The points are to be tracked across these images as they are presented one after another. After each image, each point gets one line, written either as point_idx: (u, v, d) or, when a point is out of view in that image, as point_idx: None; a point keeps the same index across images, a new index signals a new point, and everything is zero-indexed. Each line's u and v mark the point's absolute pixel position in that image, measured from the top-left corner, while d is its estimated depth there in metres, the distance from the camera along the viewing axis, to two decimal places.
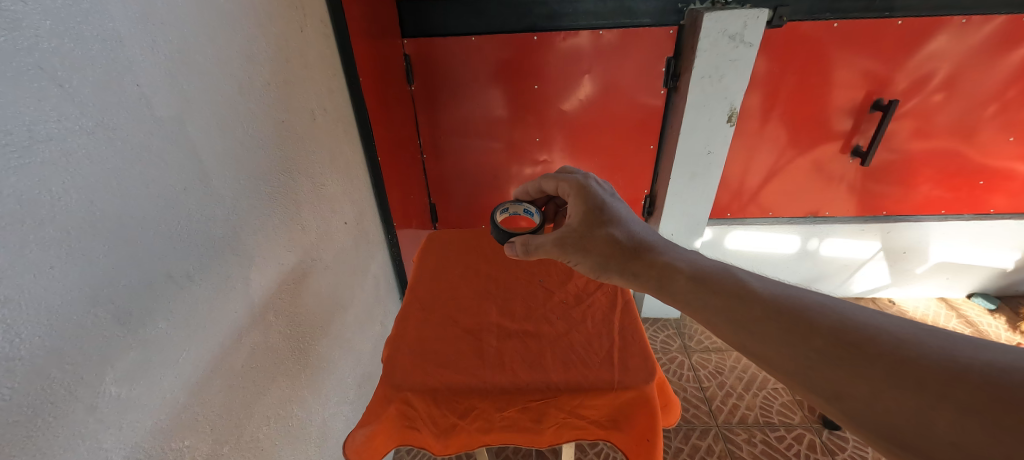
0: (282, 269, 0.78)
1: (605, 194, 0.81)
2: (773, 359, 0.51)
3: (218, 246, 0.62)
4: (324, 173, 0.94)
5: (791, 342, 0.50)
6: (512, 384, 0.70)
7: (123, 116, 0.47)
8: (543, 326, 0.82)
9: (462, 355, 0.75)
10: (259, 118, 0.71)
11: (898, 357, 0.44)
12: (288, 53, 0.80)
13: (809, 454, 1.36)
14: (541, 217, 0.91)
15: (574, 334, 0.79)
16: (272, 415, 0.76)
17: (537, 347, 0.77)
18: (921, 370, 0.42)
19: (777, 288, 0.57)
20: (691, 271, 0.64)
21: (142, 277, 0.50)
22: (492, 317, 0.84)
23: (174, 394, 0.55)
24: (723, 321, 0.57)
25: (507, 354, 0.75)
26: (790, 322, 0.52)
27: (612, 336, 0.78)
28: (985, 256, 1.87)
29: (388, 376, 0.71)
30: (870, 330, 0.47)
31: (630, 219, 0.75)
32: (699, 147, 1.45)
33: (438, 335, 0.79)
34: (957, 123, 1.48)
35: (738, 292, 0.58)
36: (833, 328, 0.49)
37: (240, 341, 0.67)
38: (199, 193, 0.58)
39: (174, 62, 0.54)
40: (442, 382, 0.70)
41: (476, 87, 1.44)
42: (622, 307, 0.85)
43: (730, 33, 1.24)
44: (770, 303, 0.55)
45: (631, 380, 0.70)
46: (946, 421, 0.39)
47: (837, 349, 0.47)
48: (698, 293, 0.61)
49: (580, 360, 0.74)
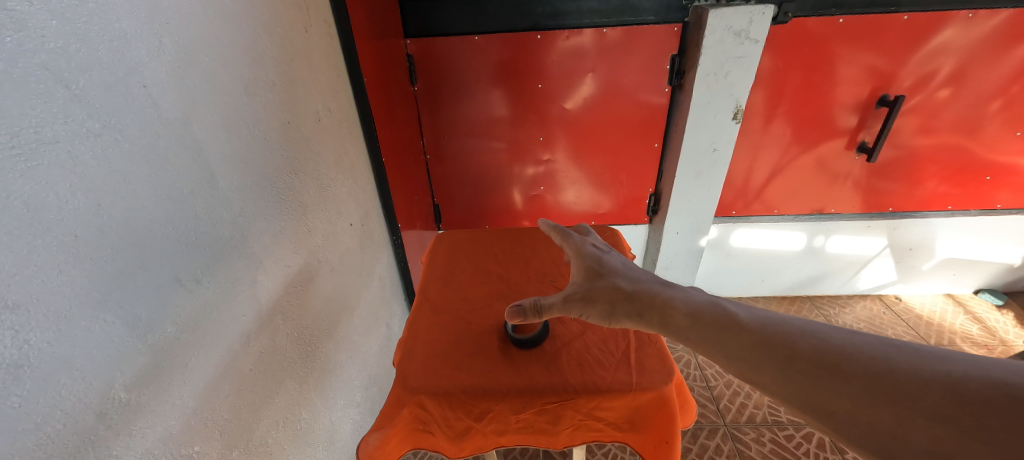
0: (290, 272, 0.77)
1: (600, 250, 0.78)
2: (765, 382, 0.49)
3: (225, 249, 0.61)
4: (329, 174, 0.93)
5: (777, 364, 0.49)
6: (528, 386, 0.69)
7: (131, 118, 0.46)
8: (556, 327, 0.81)
9: (476, 358, 0.74)
10: (263, 120, 0.70)
11: (872, 372, 0.43)
12: (293, 53, 0.79)
13: (818, 452, 1.35)
14: None
15: (588, 336, 0.78)
16: (281, 419, 0.74)
17: (550, 349, 0.76)
18: (891, 384, 0.42)
19: (763, 314, 0.55)
20: (688, 307, 0.60)
21: (151, 282, 0.49)
22: (504, 318, 0.83)
23: (183, 399, 0.54)
24: (722, 355, 0.54)
25: (521, 356, 0.74)
26: (774, 346, 0.50)
27: (627, 336, 0.77)
28: (991, 252, 1.86)
29: (402, 379, 0.70)
30: (846, 348, 0.46)
31: (629, 268, 0.72)
32: (705, 144, 1.43)
33: (452, 337, 0.78)
34: (962, 119, 1.47)
35: (730, 321, 0.56)
36: (814, 348, 0.48)
37: (249, 344, 0.66)
38: (207, 194, 0.57)
39: (179, 62, 0.53)
40: (456, 385, 0.69)
41: (479, 88, 1.44)
42: None
43: (735, 30, 1.22)
44: (757, 331, 0.53)
45: (649, 381, 0.69)
46: (920, 431, 0.39)
47: (819, 369, 0.46)
48: (698, 328, 0.57)
49: (596, 361, 0.73)
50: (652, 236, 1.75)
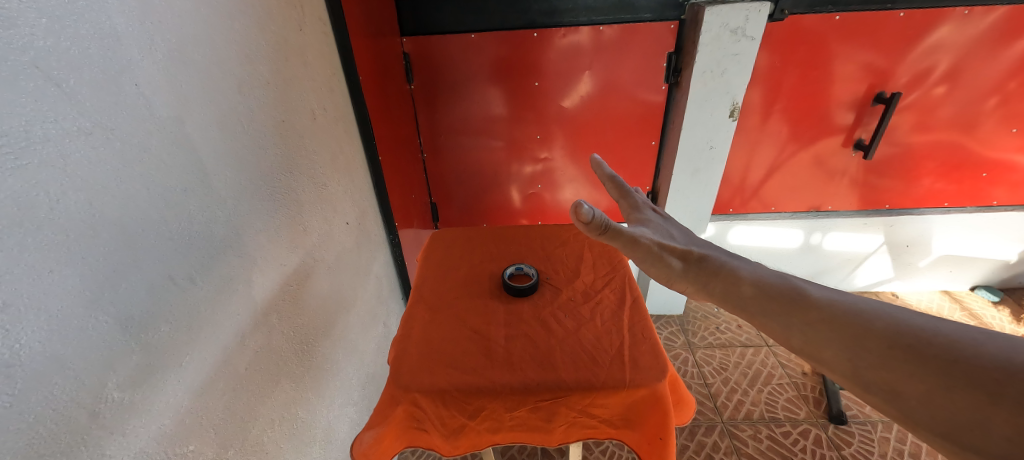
0: (285, 271, 0.78)
1: (663, 218, 0.76)
2: (828, 360, 0.46)
3: (220, 248, 0.61)
4: (325, 173, 0.93)
5: (845, 342, 0.45)
6: (522, 384, 0.69)
7: (123, 116, 0.46)
8: (550, 324, 0.80)
9: (470, 356, 0.74)
10: (258, 119, 0.70)
11: (953, 356, 0.38)
12: (287, 52, 0.79)
13: (815, 448, 1.35)
14: (536, 279, 0.89)
15: (582, 333, 0.78)
16: (276, 418, 0.74)
17: (544, 346, 0.76)
18: (975, 371, 0.37)
19: (837, 294, 0.51)
20: (755, 279, 0.57)
21: (144, 281, 0.49)
22: (499, 316, 0.83)
23: (177, 398, 0.53)
24: (782, 328, 0.50)
25: (515, 354, 0.74)
26: (843, 325, 0.46)
27: (622, 333, 0.77)
28: (988, 248, 1.85)
29: (395, 378, 0.70)
30: (926, 331, 0.42)
31: (693, 238, 0.70)
32: (702, 142, 1.43)
33: (445, 334, 0.78)
34: (958, 116, 1.48)
35: (796, 295, 0.52)
36: (889, 329, 0.44)
37: (244, 343, 0.66)
38: (201, 193, 0.57)
39: (171, 60, 0.53)
40: (451, 382, 0.69)
41: (476, 86, 1.43)
42: (631, 304, 0.85)
43: (732, 27, 1.22)
44: (828, 307, 0.49)
45: (642, 378, 0.69)
46: (999, 418, 0.34)
47: (894, 350, 0.42)
48: (763, 300, 0.54)
49: (590, 358, 0.73)
50: None
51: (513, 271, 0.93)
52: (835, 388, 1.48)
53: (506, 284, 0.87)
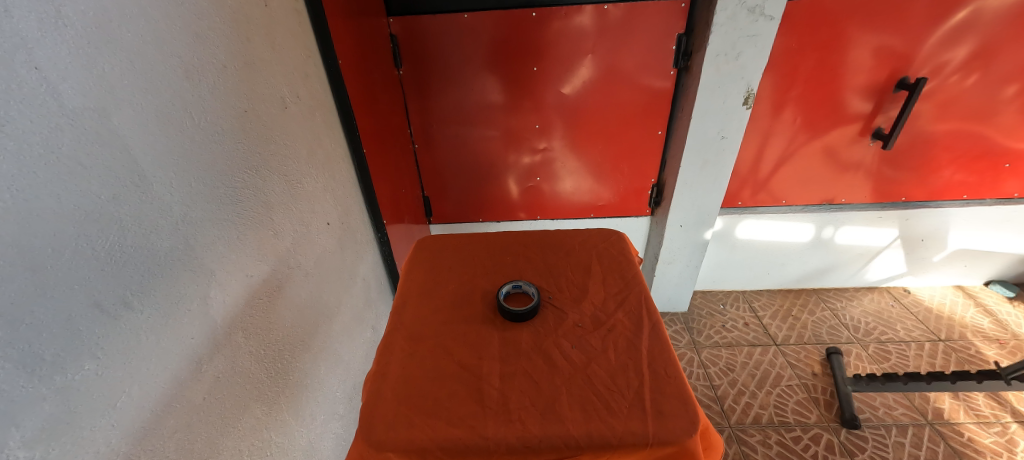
0: (252, 283, 0.69)
1: None
2: None
3: (165, 264, 0.52)
4: (300, 170, 0.84)
5: None
6: (521, 441, 0.60)
7: (18, 108, 0.37)
8: (557, 359, 0.72)
9: (458, 401, 0.66)
10: (213, 109, 0.60)
11: None
12: (249, 31, 0.69)
13: (826, 455, 1.28)
14: (537, 298, 0.81)
15: (593, 370, 0.69)
16: (246, 448, 0.65)
17: (548, 389, 0.67)
18: None
19: None
20: None
21: (58, 312, 0.40)
22: (494, 349, 0.74)
23: (111, 447, 0.45)
24: None
25: (513, 398, 0.66)
26: None
27: (640, 371, 0.69)
28: (1006, 242, 1.77)
29: (367, 430, 0.62)
30: None
31: None
32: (713, 131, 1.33)
33: (430, 373, 0.70)
34: (985, 104, 1.38)
35: None
36: None
37: (202, 370, 0.58)
38: (137, 198, 0.48)
39: (90, 40, 0.43)
40: (435, 438, 0.60)
41: (470, 72, 1.33)
42: (650, 330, 0.76)
43: (750, 6, 1.11)
44: None
45: (669, 434, 0.60)
46: None
47: None
48: None
49: (603, 405, 0.64)
50: (653, 229, 1.67)
51: (510, 289, 0.85)
52: (847, 390, 1.41)
53: (503, 310, 0.79)
